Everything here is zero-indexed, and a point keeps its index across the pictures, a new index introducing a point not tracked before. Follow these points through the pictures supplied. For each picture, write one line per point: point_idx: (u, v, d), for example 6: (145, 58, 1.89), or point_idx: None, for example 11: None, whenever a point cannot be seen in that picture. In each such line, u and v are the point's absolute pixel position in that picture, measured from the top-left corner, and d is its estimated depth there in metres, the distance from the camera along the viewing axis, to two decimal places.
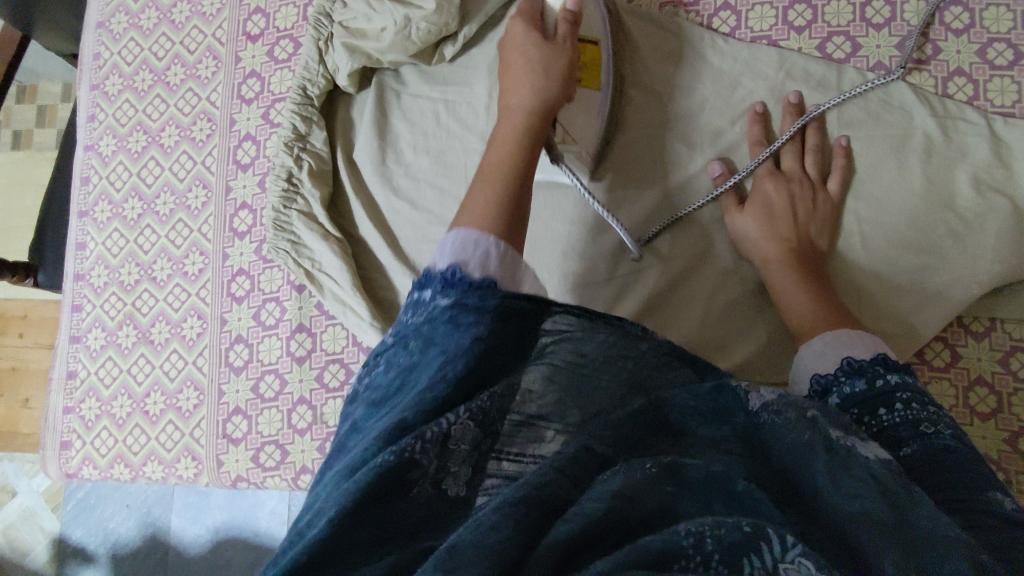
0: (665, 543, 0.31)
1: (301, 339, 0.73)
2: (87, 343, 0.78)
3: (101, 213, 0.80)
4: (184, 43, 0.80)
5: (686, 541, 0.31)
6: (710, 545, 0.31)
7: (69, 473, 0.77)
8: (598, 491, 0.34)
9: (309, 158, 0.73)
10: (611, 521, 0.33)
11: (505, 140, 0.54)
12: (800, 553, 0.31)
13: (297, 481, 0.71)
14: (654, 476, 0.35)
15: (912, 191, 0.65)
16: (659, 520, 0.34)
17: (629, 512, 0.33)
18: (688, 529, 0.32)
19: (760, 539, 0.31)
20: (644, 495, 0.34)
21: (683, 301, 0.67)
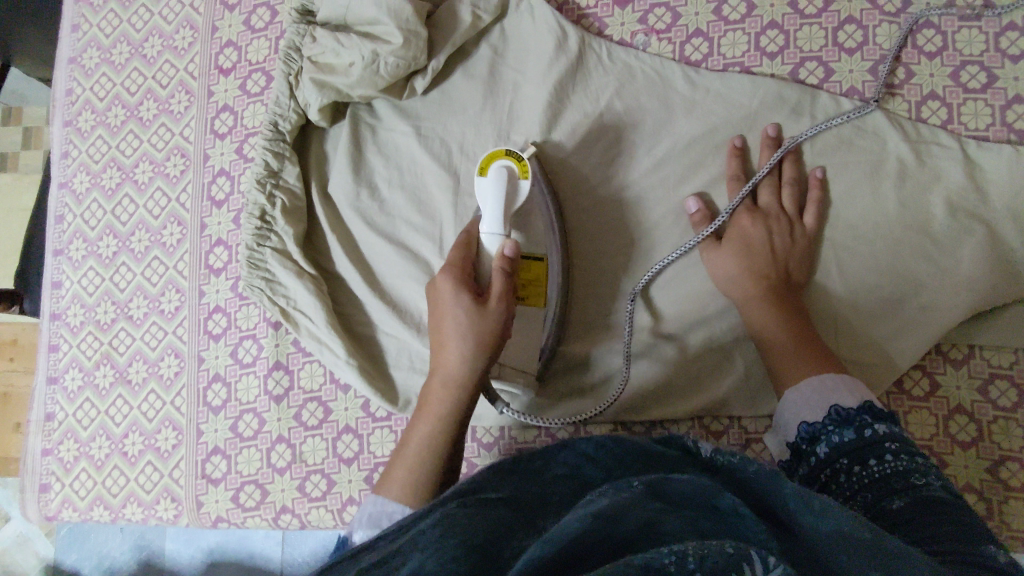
0: (646, 559, 0.30)
1: (279, 377, 0.72)
2: (65, 384, 0.78)
3: (76, 251, 0.80)
4: (156, 78, 0.80)
5: (669, 558, 0.29)
6: (692, 564, 0.29)
7: (48, 516, 0.76)
8: (580, 513, 0.34)
9: (282, 195, 0.72)
10: (592, 536, 0.33)
11: (446, 350, 0.58)
12: (781, 570, 0.29)
13: (277, 520, 0.71)
14: (640, 496, 0.35)
15: (890, 221, 0.64)
16: (644, 539, 0.33)
17: (609, 533, 0.33)
18: (672, 547, 0.30)
19: (744, 563, 0.29)
20: (629, 515, 0.34)
21: (663, 340, 0.67)
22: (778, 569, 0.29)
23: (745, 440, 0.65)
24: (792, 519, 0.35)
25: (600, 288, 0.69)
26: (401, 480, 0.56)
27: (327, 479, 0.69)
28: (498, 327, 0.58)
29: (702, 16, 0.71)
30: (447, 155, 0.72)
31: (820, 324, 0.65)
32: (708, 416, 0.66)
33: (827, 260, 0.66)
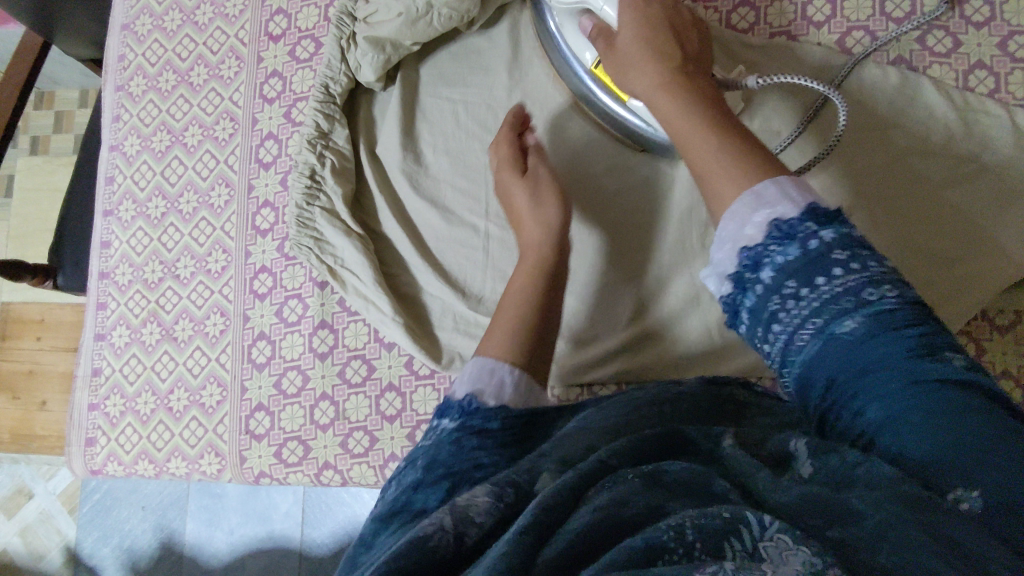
0: (648, 541, 0.31)
1: (324, 336, 0.73)
2: (112, 341, 0.79)
3: (125, 212, 0.81)
4: (207, 44, 0.81)
5: (668, 534, 0.31)
6: (691, 535, 0.31)
7: (94, 470, 0.78)
8: (587, 508, 0.35)
9: (332, 156, 0.74)
10: (597, 530, 0.33)
11: (529, 223, 0.63)
12: (780, 529, 0.30)
13: (320, 476, 0.71)
14: (640, 486, 0.36)
15: (928, 185, 0.65)
16: (648, 522, 0.34)
17: (617, 523, 0.33)
18: (667, 525, 0.32)
19: (740, 524, 0.31)
20: (633, 501, 0.35)
21: (702, 303, 0.66)
22: (778, 527, 0.30)
23: None
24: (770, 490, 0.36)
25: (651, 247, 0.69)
26: (502, 338, 0.55)
27: (370, 436, 0.70)
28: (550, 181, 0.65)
29: None
30: (495, 122, 0.74)
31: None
32: (751, 377, 0.66)
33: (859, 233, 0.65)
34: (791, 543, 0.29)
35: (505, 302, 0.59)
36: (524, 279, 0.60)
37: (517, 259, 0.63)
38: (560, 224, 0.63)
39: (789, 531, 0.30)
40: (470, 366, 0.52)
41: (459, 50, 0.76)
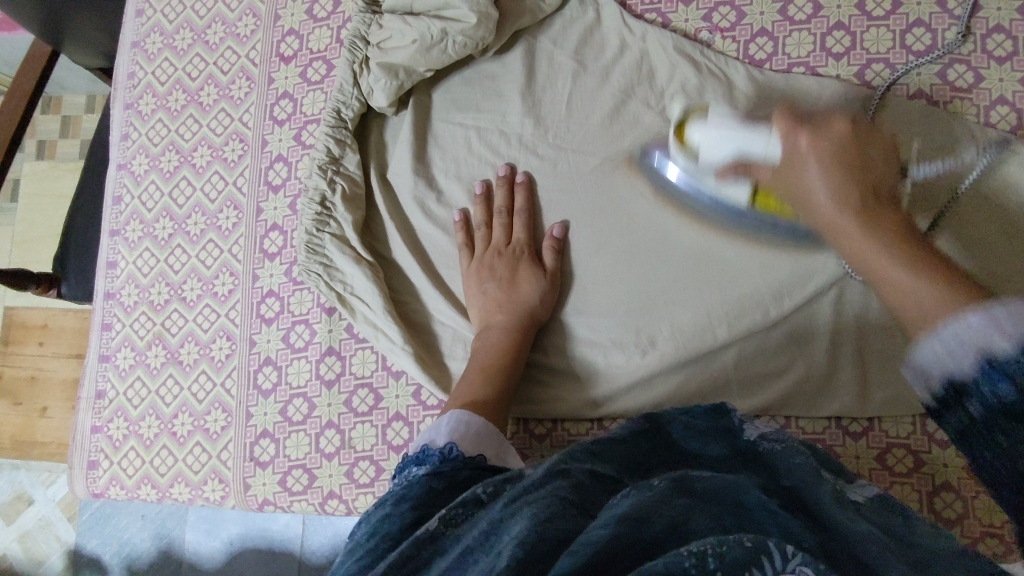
0: (667, 563, 0.29)
1: (331, 363, 0.72)
2: (117, 362, 0.78)
3: (132, 231, 0.80)
4: (218, 64, 0.81)
5: (690, 560, 0.29)
6: (713, 562, 0.29)
7: (95, 493, 0.77)
8: (603, 520, 0.34)
9: (342, 181, 0.73)
10: (619, 543, 0.32)
11: (522, 282, 0.68)
12: (802, 562, 0.30)
13: (324, 506, 0.70)
14: (663, 494, 0.37)
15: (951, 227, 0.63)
16: (670, 540, 0.33)
17: (637, 538, 0.33)
18: (691, 548, 0.30)
19: (762, 555, 0.30)
20: (652, 517, 0.34)
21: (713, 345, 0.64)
22: (796, 559, 0.31)
23: (802, 441, 0.64)
24: (818, 508, 0.39)
25: (665, 283, 0.67)
26: (475, 382, 0.63)
27: (376, 466, 0.69)
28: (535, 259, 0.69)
29: (767, 16, 0.71)
30: (509, 150, 0.73)
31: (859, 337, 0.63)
32: (763, 415, 0.65)
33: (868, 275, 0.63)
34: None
35: (475, 355, 0.66)
36: (502, 356, 0.65)
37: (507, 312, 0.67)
38: (533, 297, 0.67)
39: (812, 565, 0.30)
40: (447, 415, 0.59)
41: (473, 75, 0.75)
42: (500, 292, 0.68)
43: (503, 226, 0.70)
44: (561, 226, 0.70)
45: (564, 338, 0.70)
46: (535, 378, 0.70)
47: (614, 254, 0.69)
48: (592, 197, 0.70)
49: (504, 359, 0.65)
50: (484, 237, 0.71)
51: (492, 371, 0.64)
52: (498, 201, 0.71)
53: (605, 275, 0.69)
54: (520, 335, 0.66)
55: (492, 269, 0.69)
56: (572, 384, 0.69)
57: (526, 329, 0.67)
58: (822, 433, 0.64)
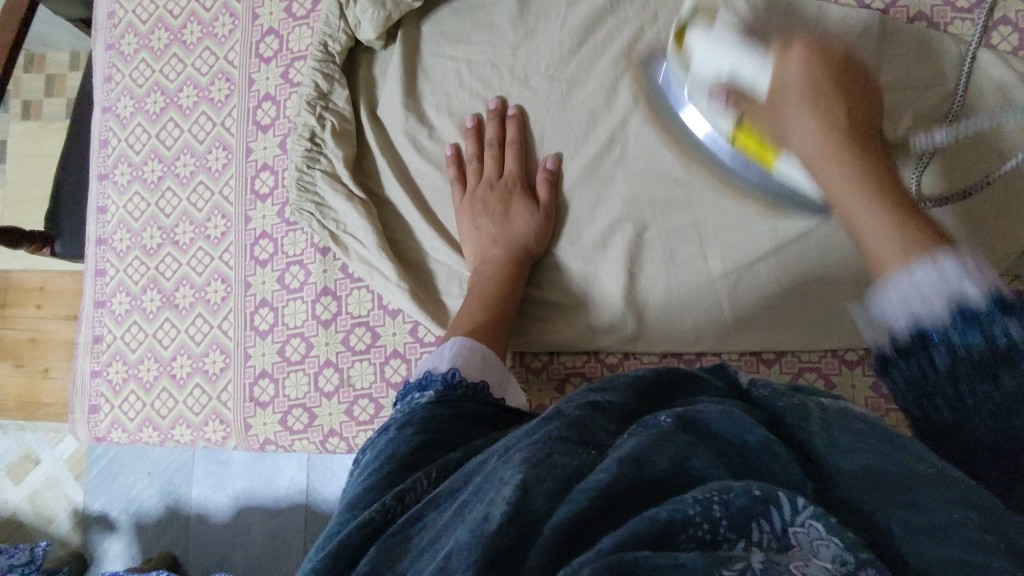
0: (670, 514, 0.29)
1: (327, 303, 0.72)
2: (112, 308, 0.78)
3: (121, 176, 0.79)
4: (200, 0, 0.78)
5: (692, 509, 0.29)
6: (718, 510, 0.29)
7: (98, 437, 0.78)
8: (609, 460, 0.34)
9: (332, 118, 0.72)
10: (619, 487, 0.33)
11: (516, 215, 0.67)
12: (813, 516, 0.29)
13: (326, 443, 0.71)
14: (667, 431, 0.36)
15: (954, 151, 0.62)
16: (674, 479, 0.33)
17: (639, 479, 0.33)
18: (695, 497, 0.30)
19: (769, 504, 0.29)
20: (655, 459, 0.34)
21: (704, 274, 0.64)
22: (808, 511, 0.29)
23: (798, 368, 0.65)
24: (819, 455, 0.35)
25: (660, 215, 0.66)
26: (473, 309, 0.64)
27: (375, 403, 0.69)
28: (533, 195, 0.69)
29: None
30: (500, 84, 0.71)
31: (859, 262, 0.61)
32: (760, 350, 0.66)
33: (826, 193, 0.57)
34: (825, 533, 0.28)
35: (472, 286, 0.66)
36: (496, 286, 0.65)
37: (501, 247, 0.67)
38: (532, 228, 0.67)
39: (823, 519, 0.28)
40: (447, 342, 0.59)
41: (463, 5, 0.73)
42: (492, 227, 0.68)
43: (494, 160, 0.70)
44: (554, 158, 0.69)
45: (556, 273, 0.70)
46: (528, 313, 0.70)
47: (605, 187, 0.68)
48: (588, 128, 0.69)
49: (496, 287, 0.65)
50: (477, 170, 0.70)
51: (485, 301, 0.64)
52: (490, 135, 0.70)
53: (594, 208, 0.68)
54: (513, 267, 0.66)
55: (485, 203, 0.69)
56: (569, 320, 0.69)
57: (518, 262, 0.67)
58: (817, 361, 0.65)
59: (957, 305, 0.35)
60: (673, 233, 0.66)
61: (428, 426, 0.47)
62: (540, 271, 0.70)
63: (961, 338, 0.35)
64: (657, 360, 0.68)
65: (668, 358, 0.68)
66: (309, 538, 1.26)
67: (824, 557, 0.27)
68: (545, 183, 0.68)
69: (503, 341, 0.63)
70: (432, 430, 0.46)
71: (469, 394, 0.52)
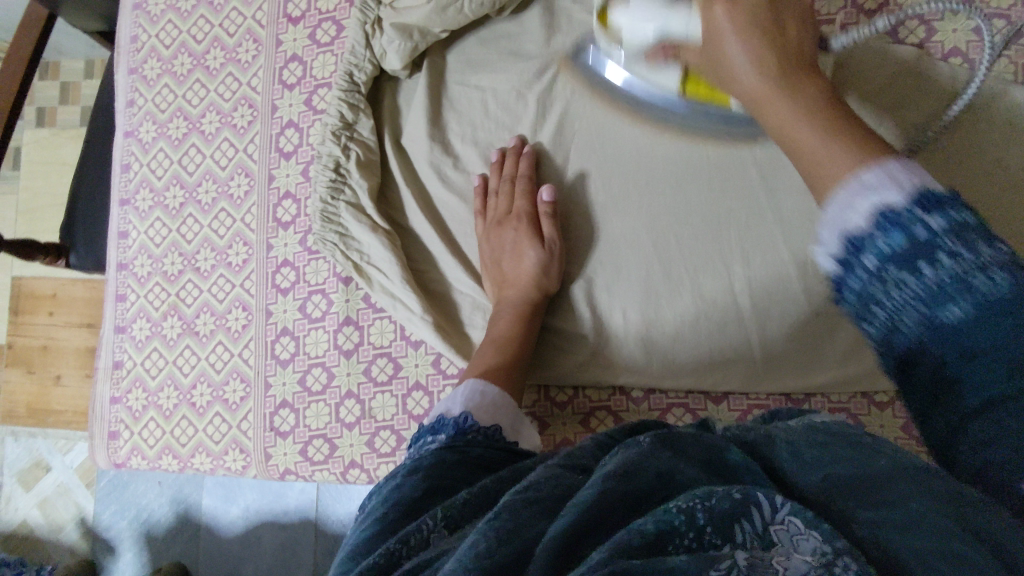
0: (659, 524, 0.30)
1: (349, 333, 0.72)
2: (133, 334, 0.78)
3: (142, 201, 0.79)
4: (223, 26, 0.78)
5: (678, 516, 0.30)
6: (702, 518, 0.30)
7: (118, 463, 0.77)
8: (596, 477, 0.34)
9: (357, 148, 0.71)
10: (614, 498, 0.32)
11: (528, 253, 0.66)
12: (791, 513, 0.29)
13: (346, 474, 0.71)
14: (650, 448, 0.36)
15: (989, 191, 0.61)
16: (657, 492, 0.33)
17: (627, 492, 0.33)
18: (678, 505, 0.30)
19: (751, 505, 0.30)
20: (643, 467, 0.34)
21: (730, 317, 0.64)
22: (786, 506, 0.29)
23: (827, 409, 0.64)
24: (793, 478, 0.33)
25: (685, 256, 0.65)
26: (489, 352, 0.63)
27: (396, 436, 0.69)
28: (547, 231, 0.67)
29: None
30: (525, 115, 0.71)
31: None
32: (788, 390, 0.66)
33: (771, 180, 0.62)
34: (804, 528, 0.28)
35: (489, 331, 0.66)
36: (512, 324, 0.65)
37: (516, 289, 0.66)
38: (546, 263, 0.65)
39: (803, 514, 0.29)
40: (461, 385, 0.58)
41: (488, 36, 0.73)
42: (510, 268, 0.67)
43: (509, 193, 0.68)
44: (548, 188, 0.68)
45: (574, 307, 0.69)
46: (547, 347, 0.70)
47: (626, 222, 0.67)
48: (614, 162, 0.68)
49: (514, 326, 0.65)
50: (495, 207, 0.69)
51: (501, 345, 0.63)
52: (506, 169, 0.69)
53: (616, 243, 0.67)
54: (530, 304, 0.65)
55: (502, 244, 0.68)
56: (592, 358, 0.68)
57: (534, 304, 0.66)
58: (847, 402, 0.64)
59: (878, 213, 0.30)
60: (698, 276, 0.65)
61: (434, 467, 0.44)
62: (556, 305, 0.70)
63: (886, 242, 0.30)
64: (683, 396, 0.67)
65: (694, 394, 0.67)
66: (320, 554, 1.25)
67: (803, 551, 0.27)
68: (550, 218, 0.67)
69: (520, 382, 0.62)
70: (436, 470, 0.44)
71: (479, 438, 0.50)
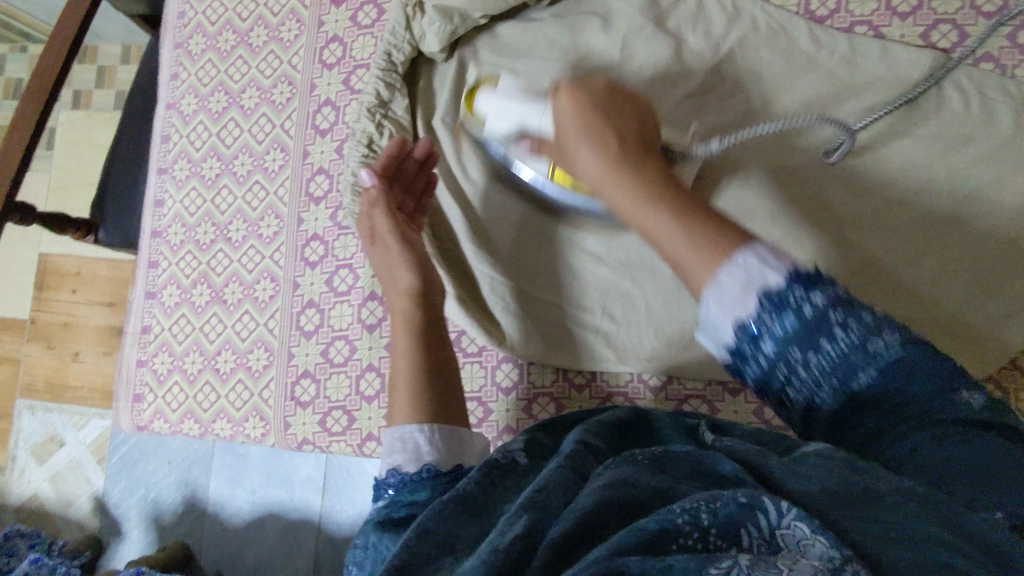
0: (660, 523, 0.31)
1: (373, 308, 0.73)
2: (162, 300, 0.80)
3: (179, 171, 0.81)
4: (268, 5, 0.80)
5: (682, 517, 0.31)
6: (706, 519, 0.31)
7: (139, 425, 0.79)
8: (593, 488, 0.36)
9: (391, 125, 0.73)
10: (610, 508, 0.34)
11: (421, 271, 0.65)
12: (797, 517, 0.30)
13: (363, 447, 0.71)
14: (644, 467, 0.37)
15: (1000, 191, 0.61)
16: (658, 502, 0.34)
17: (627, 500, 0.34)
18: (684, 506, 0.32)
19: (757, 510, 0.31)
20: (649, 478, 0.36)
21: None
22: (792, 511, 0.30)
23: None
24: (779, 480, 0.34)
25: None
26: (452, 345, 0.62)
27: None
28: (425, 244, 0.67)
29: None
30: None
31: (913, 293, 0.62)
32: None
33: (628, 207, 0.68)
34: (808, 534, 0.29)
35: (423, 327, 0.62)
36: (405, 334, 0.61)
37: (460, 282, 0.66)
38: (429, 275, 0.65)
39: (808, 520, 0.29)
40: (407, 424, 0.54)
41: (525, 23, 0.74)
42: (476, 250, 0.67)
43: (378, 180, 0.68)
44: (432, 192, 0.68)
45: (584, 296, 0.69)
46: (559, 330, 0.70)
47: None
48: None
49: (424, 316, 0.62)
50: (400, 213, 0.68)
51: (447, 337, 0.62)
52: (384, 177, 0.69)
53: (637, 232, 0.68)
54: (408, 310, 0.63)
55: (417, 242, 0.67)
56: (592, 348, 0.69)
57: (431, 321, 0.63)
58: None
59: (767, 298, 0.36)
60: None
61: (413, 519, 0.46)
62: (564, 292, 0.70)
63: (781, 328, 0.36)
64: (701, 387, 0.67)
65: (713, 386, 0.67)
66: (322, 539, 1.26)
67: (811, 556, 0.28)
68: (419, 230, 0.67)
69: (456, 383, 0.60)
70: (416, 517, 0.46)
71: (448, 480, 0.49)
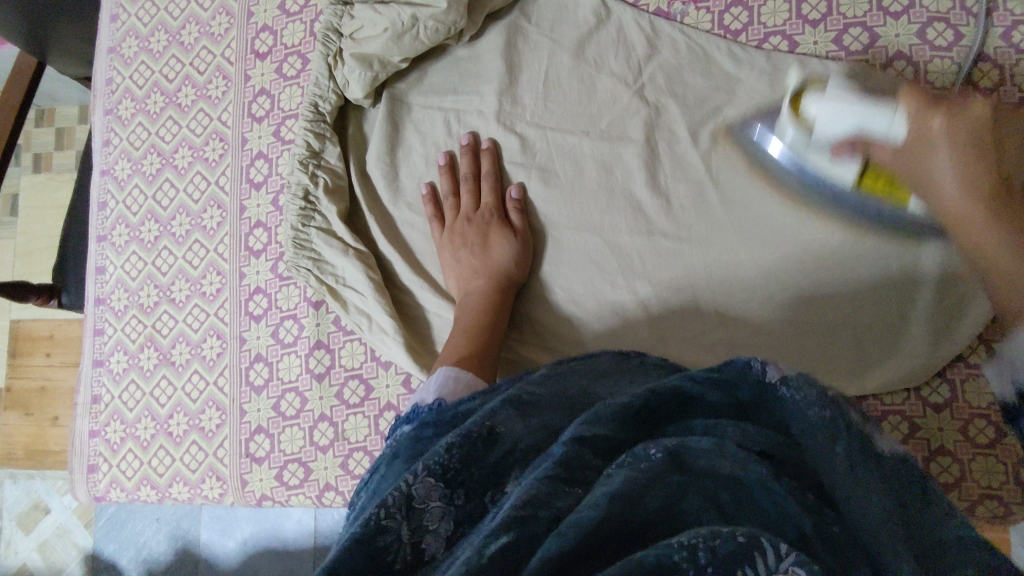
0: (658, 556, 0.29)
1: (320, 356, 0.72)
2: (110, 366, 0.79)
3: (119, 236, 0.81)
4: (194, 64, 0.81)
5: (681, 553, 0.29)
6: (703, 557, 0.28)
7: (97, 495, 0.78)
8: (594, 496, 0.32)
9: (325, 174, 0.73)
10: (604, 528, 0.31)
11: (494, 246, 0.68)
12: (796, 561, 0.28)
13: (321, 498, 0.70)
14: (659, 465, 0.34)
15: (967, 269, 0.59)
16: (664, 523, 0.33)
17: (629, 521, 0.32)
18: (682, 540, 0.29)
19: (754, 550, 0.28)
20: (647, 498, 0.33)
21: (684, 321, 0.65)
22: (791, 557, 0.28)
23: None
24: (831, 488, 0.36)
25: (636, 271, 0.67)
26: (479, 334, 0.64)
27: (369, 457, 0.69)
28: (505, 247, 0.68)
29: None
30: (485, 132, 0.73)
31: (848, 302, 0.62)
32: None
33: (582, 225, 0.69)
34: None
35: (462, 315, 0.66)
36: (473, 314, 0.66)
37: (502, 281, 0.67)
38: (504, 270, 0.68)
39: (807, 564, 0.27)
40: (435, 375, 0.56)
41: (449, 64, 0.75)
42: (474, 259, 0.69)
43: (477, 193, 0.71)
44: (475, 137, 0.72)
45: (555, 323, 0.69)
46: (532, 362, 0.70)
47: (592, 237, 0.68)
48: (570, 173, 0.70)
49: (474, 311, 0.66)
50: (453, 206, 0.72)
51: (479, 324, 0.65)
52: (466, 169, 0.72)
53: (615, 274, 0.67)
54: (484, 297, 0.66)
55: (464, 237, 0.70)
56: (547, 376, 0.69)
57: (501, 290, 0.67)
58: None
59: None
60: (653, 289, 0.66)
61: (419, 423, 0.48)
62: (547, 333, 0.69)
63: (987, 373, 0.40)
64: None
65: None
66: None
67: None
68: (512, 210, 0.70)
69: (493, 367, 0.62)
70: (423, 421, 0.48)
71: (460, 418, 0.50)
